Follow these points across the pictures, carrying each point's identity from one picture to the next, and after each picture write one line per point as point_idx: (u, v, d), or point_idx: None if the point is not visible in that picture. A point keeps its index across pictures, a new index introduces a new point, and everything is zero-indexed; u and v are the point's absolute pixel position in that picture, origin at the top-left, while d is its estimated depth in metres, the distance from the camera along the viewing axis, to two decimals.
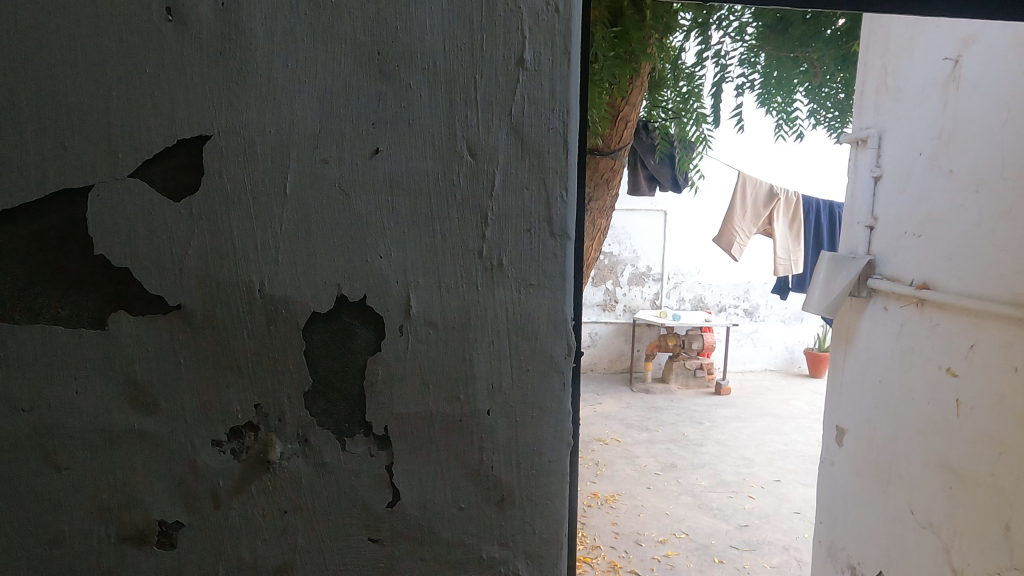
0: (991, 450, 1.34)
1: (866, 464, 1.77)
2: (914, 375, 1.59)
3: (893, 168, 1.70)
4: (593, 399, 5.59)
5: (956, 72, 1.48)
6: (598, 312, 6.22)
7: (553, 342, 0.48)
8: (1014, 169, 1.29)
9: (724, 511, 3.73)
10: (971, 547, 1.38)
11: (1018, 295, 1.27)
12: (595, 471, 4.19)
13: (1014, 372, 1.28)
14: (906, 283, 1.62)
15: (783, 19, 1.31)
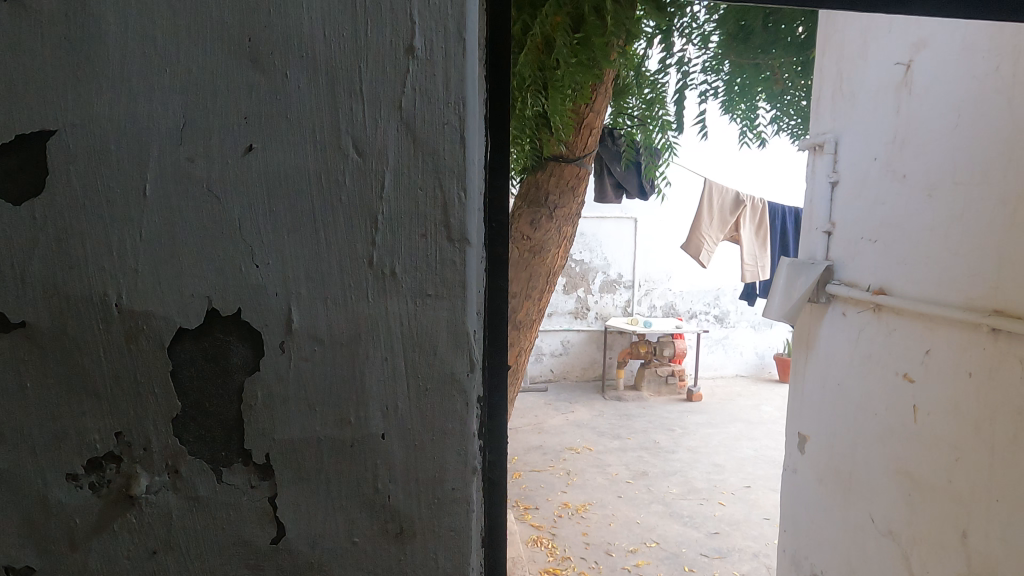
0: (947, 456, 1.33)
1: (827, 471, 1.76)
2: (873, 381, 1.58)
3: (849, 173, 1.70)
4: (565, 407, 5.56)
5: (908, 77, 1.47)
6: (569, 320, 6.19)
7: (454, 358, 0.43)
8: (967, 174, 1.28)
9: (694, 519, 3.72)
10: (929, 555, 1.36)
11: (972, 299, 1.27)
12: (566, 481, 4.15)
13: (970, 378, 1.27)
14: (863, 289, 1.61)
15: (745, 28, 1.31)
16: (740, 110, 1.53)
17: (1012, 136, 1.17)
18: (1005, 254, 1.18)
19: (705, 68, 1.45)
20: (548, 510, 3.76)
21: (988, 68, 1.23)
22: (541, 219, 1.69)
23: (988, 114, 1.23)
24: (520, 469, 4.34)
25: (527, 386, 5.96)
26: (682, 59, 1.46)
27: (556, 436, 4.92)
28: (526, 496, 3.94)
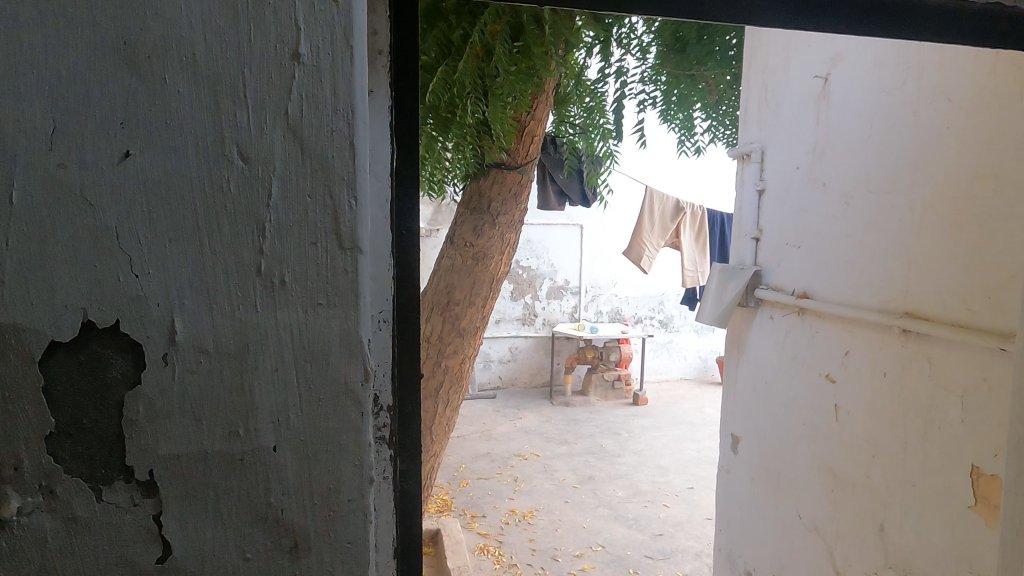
0: (866, 453, 1.38)
1: (758, 470, 1.81)
2: (798, 382, 1.64)
3: (774, 181, 1.76)
4: (513, 414, 5.57)
5: (826, 90, 1.54)
6: (517, 326, 6.21)
7: (348, 367, 0.43)
8: (879, 182, 1.35)
9: (639, 521, 3.78)
10: (851, 548, 1.42)
11: (885, 302, 1.33)
12: (514, 487, 4.15)
13: (884, 377, 1.33)
14: (788, 293, 1.67)
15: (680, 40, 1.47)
16: (679, 119, 1.68)
17: (918, 147, 1.24)
18: (913, 259, 1.25)
19: (643, 78, 1.60)
20: (495, 518, 3.75)
21: (897, 82, 1.30)
22: (484, 225, 2.10)
23: (898, 126, 1.29)
24: (468, 477, 4.32)
25: (475, 393, 5.94)
26: (621, 70, 1.61)
27: (504, 443, 4.92)
28: (473, 504, 3.92)
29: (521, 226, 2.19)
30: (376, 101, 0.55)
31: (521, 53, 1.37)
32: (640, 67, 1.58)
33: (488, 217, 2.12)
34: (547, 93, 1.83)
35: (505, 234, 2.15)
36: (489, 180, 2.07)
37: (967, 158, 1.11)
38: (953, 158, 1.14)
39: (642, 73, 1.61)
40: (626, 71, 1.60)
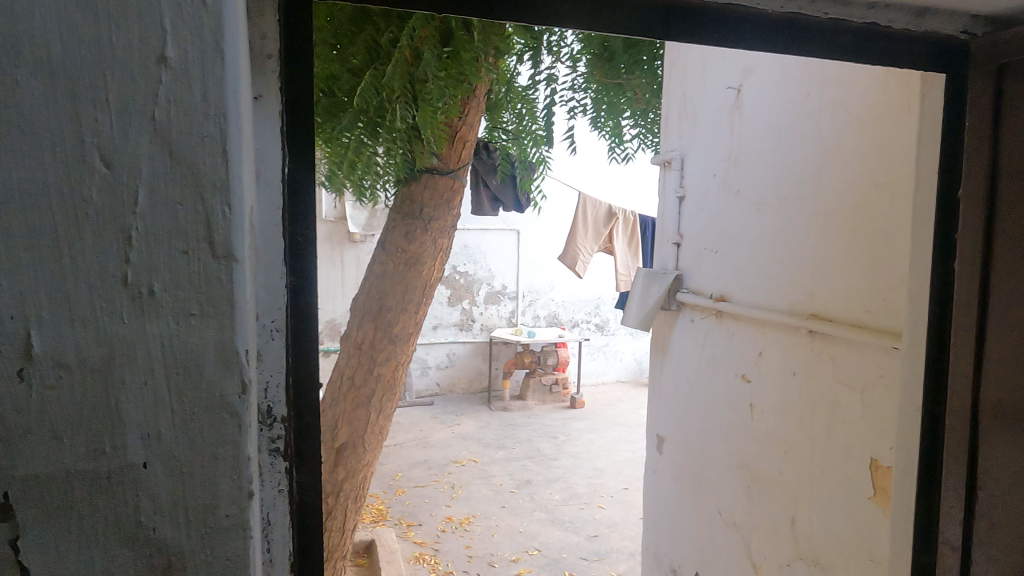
0: (778, 449, 1.44)
1: (681, 468, 1.86)
2: (717, 382, 1.69)
3: (693, 188, 1.82)
4: (451, 420, 5.53)
5: (739, 100, 1.60)
6: (455, 332, 6.18)
7: (224, 379, 0.42)
8: (787, 190, 1.41)
9: (575, 523, 3.81)
10: (765, 542, 1.47)
11: (794, 304, 1.39)
12: (450, 495, 4.12)
13: (794, 376, 1.39)
14: (706, 296, 1.73)
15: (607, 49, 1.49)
16: (609, 125, 1.68)
17: (821, 156, 1.30)
18: (818, 263, 1.31)
19: (574, 86, 1.63)
20: (431, 526, 3.71)
21: (801, 95, 1.36)
22: (416, 231, 2.09)
23: (803, 136, 1.36)
24: (404, 486, 4.26)
25: (413, 400, 5.87)
26: (552, 76, 1.63)
27: (442, 449, 4.88)
28: (409, 513, 3.87)
29: (454, 232, 2.18)
30: (265, 105, 0.54)
31: (451, 59, 1.36)
32: (570, 74, 1.62)
33: (420, 222, 2.10)
34: (479, 98, 1.86)
35: (438, 239, 2.14)
36: (421, 186, 2.06)
37: (863, 167, 1.17)
38: (850, 168, 1.21)
39: (573, 81, 1.63)
40: (557, 77, 1.62)
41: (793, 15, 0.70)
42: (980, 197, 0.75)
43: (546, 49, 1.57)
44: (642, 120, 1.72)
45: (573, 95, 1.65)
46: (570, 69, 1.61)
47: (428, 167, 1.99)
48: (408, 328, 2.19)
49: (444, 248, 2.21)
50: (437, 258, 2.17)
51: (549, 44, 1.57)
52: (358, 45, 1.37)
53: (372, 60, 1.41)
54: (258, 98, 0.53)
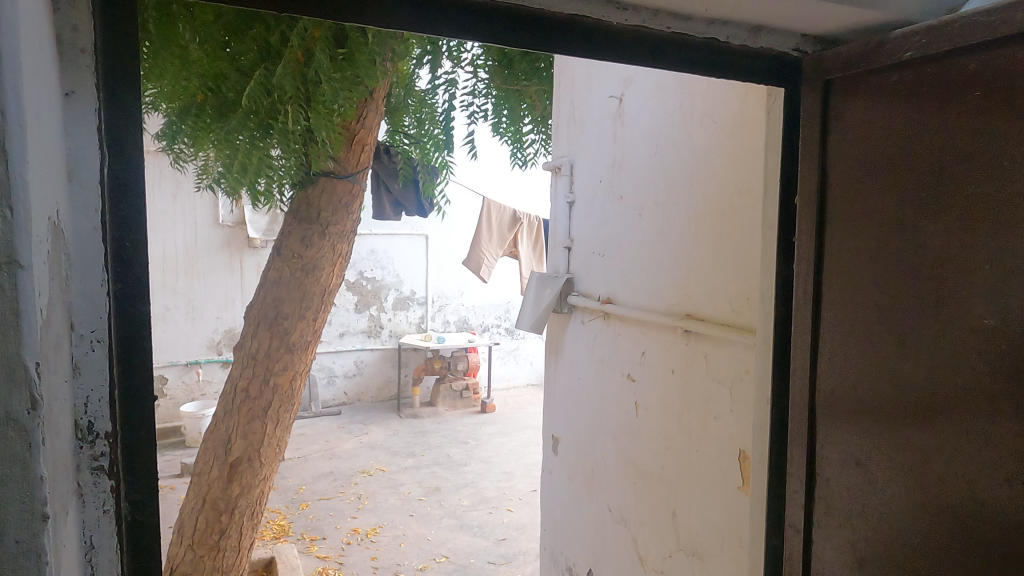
0: (660, 444, 1.50)
1: (575, 468, 1.90)
2: (605, 382, 1.74)
3: (581, 193, 1.86)
4: (358, 429, 5.41)
5: (620, 109, 1.66)
6: (363, 339, 6.02)
7: (9, 395, 0.39)
8: (664, 196, 1.47)
9: (484, 528, 3.82)
10: (651, 535, 1.52)
11: (671, 305, 1.45)
12: (356, 506, 4.02)
13: (672, 375, 1.45)
14: (595, 298, 1.78)
15: (506, 56, 1.52)
16: (510, 133, 1.70)
17: (693, 163, 1.36)
18: (692, 266, 1.37)
19: (474, 92, 1.61)
20: (336, 539, 3.61)
21: (675, 105, 1.43)
22: (312, 236, 2.02)
23: (677, 145, 1.42)
24: (308, 499, 4.11)
25: (319, 410, 5.69)
26: (451, 80, 1.59)
27: (348, 460, 4.76)
28: (312, 527, 3.74)
29: (354, 237, 2.13)
30: (78, 101, 0.51)
31: (347, 60, 1.33)
32: (471, 80, 1.60)
33: (316, 227, 2.03)
34: (376, 102, 1.82)
35: (336, 245, 2.08)
36: (318, 190, 1.98)
37: (729, 174, 1.23)
38: (717, 175, 1.27)
39: (473, 87, 1.61)
40: (457, 82, 1.59)
41: (638, 28, 0.73)
42: (811, 203, 0.82)
43: (446, 54, 1.54)
44: (542, 129, 1.77)
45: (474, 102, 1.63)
46: (470, 74, 1.60)
47: (325, 173, 1.93)
48: (307, 337, 2.12)
49: (343, 252, 2.14)
50: (335, 264, 2.10)
51: (449, 49, 1.55)
52: (246, 42, 1.31)
53: (264, 58, 1.35)
54: (71, 95, 0.50)
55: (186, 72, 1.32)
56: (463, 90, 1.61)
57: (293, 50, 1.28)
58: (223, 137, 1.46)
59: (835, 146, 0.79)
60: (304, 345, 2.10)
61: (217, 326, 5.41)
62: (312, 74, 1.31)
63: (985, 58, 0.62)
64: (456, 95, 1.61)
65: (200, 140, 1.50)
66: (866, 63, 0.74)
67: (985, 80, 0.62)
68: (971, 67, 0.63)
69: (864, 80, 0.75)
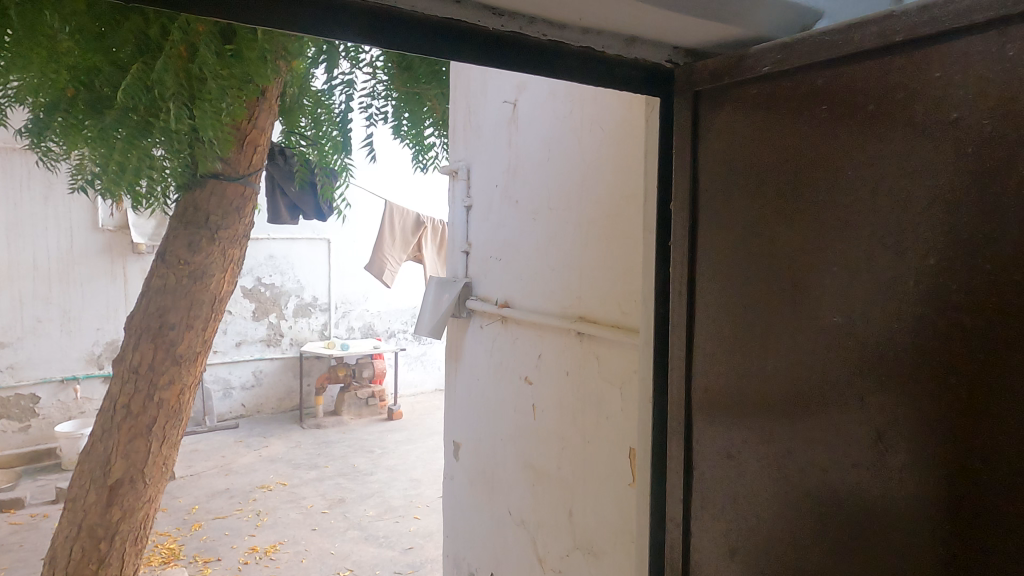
0: (557, 445, 1.52)
1: (475, 473, 1.90)
2: (504, 385, 1.75)
3: (478, 198, 1.87)
4: (257, 443, 5.17)
5: (515, 114, 1.67)
6: (261, 348, 5.75)
7: None
8: (557, 201, 1.49)
9: (390, 538, 3.74)
10: (549, 536, 1.54)
11: (565, 308, 1.47)
12: (255, 523, 3.83)
13: (567, 376, 1.48)
14: (492, 302, 1.78)
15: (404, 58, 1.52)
16: (410, 134, 1.70)
17: (584, 169, 1.39)
18: (584, 269, 1.40)
19: (373, 93, 1.60)
20: (232, 559, 3.42)
21: (566, 111, 1.45)
22: (201, 242, 1.90)
23: (568, 150, 1.45)
24: (201, 519, 3.88)
25: (214, 424, 5.39)
26: (349, 80, 1.57)
27: (246, 475, 4.54)
28: (206, 549, 3.53)
29: (245, 242, 2.02)
30: None
31: (235, 58, 1.28)
32: (370, 81, 1.58)
33: (205, 232, 1.91)
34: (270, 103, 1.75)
35: (227, 250, 1.97)
36: (206, 193, 1.87)
37: (617, 179, 1.27)
38: (606, 180, 1.31)
39: (372, 89, 1.60)
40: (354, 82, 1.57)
41: (514, 34, 0.73)
42: (684, 208, 0.85)
43: (344, 55, 1.52)
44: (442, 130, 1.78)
45: (373, 103, 1.61)
46: (368, 75, 1.58)
47: (214, 175, 1.84)
48: (196, 349, 2.00)
49: (236, 258, 2.03)
50: (227, 270, 1.99)
51: (346, 50, 1.53)
52: (121, 34, 1.22)
53: (142, 53, 1.28)
54: None
55: (57, 64, 1.18)
56: (361, 91, 1.60)
57: (177, 46, 1.23)
58: (99, 134, 1.34)
59: (704, 153, 0.82)
60: (192, 357, 1.98)
61: (97, 338, 5.02)
62: (197, 71, 1.26)
63: (831, 74, 0.67)
64: (354, 96, 1.60)
65: (71, 137, 1.35)
66: (730, 75, 0.77)
67: (832, 94, 0.67)
68: (820, 81, 0.68)
69: (728, 91, 0.79)
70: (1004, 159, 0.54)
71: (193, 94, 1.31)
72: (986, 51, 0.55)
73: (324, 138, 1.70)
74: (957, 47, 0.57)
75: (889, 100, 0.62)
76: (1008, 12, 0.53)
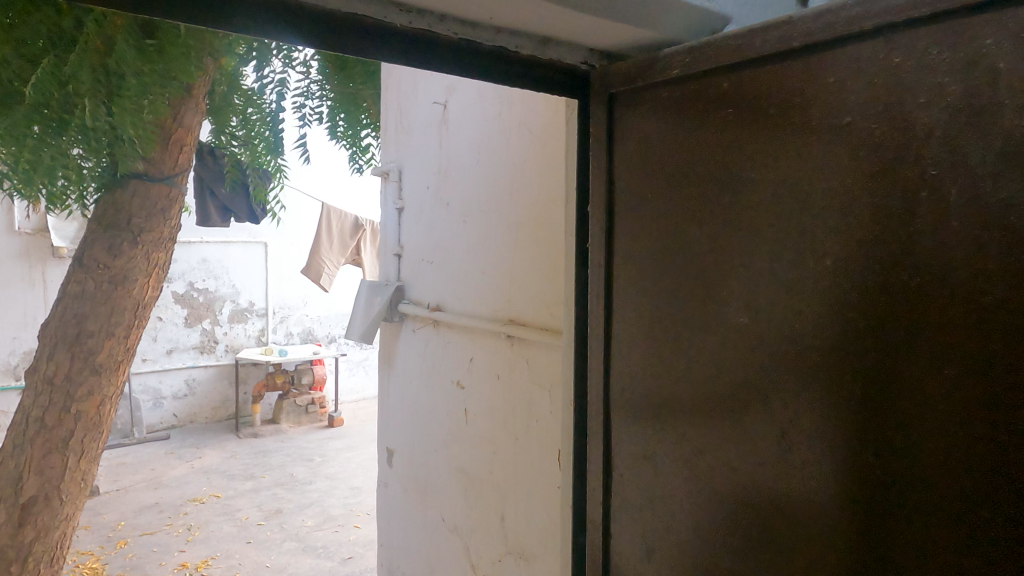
0: (489, 449, 1.51)
1: (409, 479, 1.87)
2: (436, 390, 1.73)
3: (409, 200, 1.84)
4: (189, 454, 4.97)
5: (445, 115, 1.65)
6: (194, 356, 5.54)
7: None
8: (487, 203, 1.48)
9: (329, 548, 3.65)
10: (482, 542, 1.52)
11: (495, 311, 1.46)
12: (185, 538, 3.67)
13: (498, 380, 1.47)
14: (424, 306, 1.76)
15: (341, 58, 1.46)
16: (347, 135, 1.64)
17: (512, 171, 1.38)
18: (513, 272, 1.39)
19: (308, 93, 1.53)
20: None
21: (495, 113, 1.44)
22: (122, 245, 1.80)
23: (497, 152, 1.44)
24: (127, 536, 3.69)
25: (144, 436, 5.15)
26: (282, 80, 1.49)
27: (177, 488, 4.36)
28: (132, 567, 3.36)
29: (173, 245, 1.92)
30: None
31: (157, 52, 1.19)
32: (304, 80, 1.52)
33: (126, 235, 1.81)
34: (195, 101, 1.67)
35: (150, 254, 1.87)
36: (128, 194, 1.77)
37: (543, 181, 1.27)
38: (533, 182, 1.30)
39: (306, 89, 1.53)
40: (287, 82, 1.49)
41: (424, 31, 0.72)
42: (601, 210, 0.85)
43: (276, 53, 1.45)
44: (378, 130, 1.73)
45: (307, 103, 1.54)
46: (303, 74, 1.51)
47: (135, 175, 1.74)
48: (117, 358, 1.90)
49: (160, 261, 1.94)
50: (151, 275, 1.90)
51: (279, 48, 1.45)
52: (31, 23, 1.11)
53: (54, 45, 1.15)
54: None
55: None
56: (295, 91, 1.52)
57: (94, 39, 1.13)
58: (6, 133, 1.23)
59: (618, 155, 0.83)
60: (113, 367, 1.89)
61: (13, 348, 4.73)
62: (117, 67, 1.16)
63: (736, 78, 0.68)
64: (286, 96, 1.52)
65: None
66: (643, 78, 0.78)
67: (735, 98, 0.68)
68: (725, 85, 0.69)
69: (641, 94, 0.79)
70: (892, 162, 0.56)
71: (111, 89, 1.21)
72: (875, 58, 0.56)
73: (255, 139, 1.60)
74: (849, 54, 0.58)
75: (789, 104, 0.63)
76: (894, 19, 0.55)
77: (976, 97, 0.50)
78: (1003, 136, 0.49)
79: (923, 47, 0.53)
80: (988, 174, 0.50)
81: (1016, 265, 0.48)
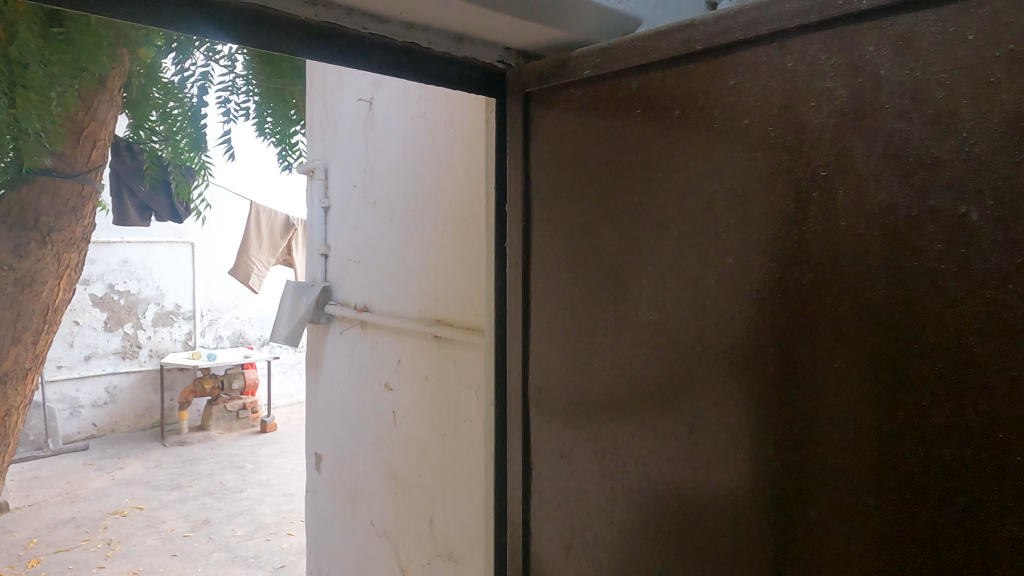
0: (417, 452, 1.49)
1: (337, 484, 1.83)
2: (365, 392, 1.69)
3: (336, 198, 1.80)
4: (110, 465, 4.73)
5: (371, 112, 1.62)
6: (115, 362, 5.30)
7: None
8: (413, 202, 1.46)
9: (260, 558, 3.54)
10: (411, 545, 1.50)
11: (423, 312, 1.45)
12: (105, 553, 3.49)
13: (426, 381, 1.45)
14: (351, 307, 1.73)
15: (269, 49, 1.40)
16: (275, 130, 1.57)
17: (438, 170, 1.37)
18: (440, 272, 1.38)
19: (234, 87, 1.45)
20: None
21: (420, 111, 1.42)
22: (30, 247, 1.65)
23: (422, 151, 1.42)
24: (39, 554, 3.47)
25: (59, 447, 4.86)
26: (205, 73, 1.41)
27: (96, 501, 4.13)
28: None
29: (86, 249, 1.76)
30: None
31: (65, 41, 1.12)
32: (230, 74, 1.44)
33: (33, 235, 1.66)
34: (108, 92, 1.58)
35: (61, 254, 1.74)
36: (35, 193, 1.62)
37: (468, 180, 1.26)
38: (459, 182, 1.29)
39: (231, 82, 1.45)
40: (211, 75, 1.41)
41: (331, 25, 0.70)
42: (517, 209, 0.85)
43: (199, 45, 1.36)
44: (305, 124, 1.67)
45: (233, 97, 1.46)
46: (228, 67, 1.43)
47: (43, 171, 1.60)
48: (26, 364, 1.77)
49: (71, 261, 1.80)
50: (62, 277, 1.76)
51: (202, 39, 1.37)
52: None
53: None
54: None
55: None
56: (218, 85, 1.45)
57: None
58: None
59: (535, 154, 0.82)
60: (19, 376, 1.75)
61: None
62: (18, 56, 1.07)
63: (643, 79, 0.68)
64: (209, 90, 1.45)
65: None
66: (556, 77, 0.78)
67: (644, 99, 0.69)
68: (634, 86, 0.69)
69: (555, 93, 0.79)
70: (786, 163, 0.57)
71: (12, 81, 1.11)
72: (771, 61, 0.58)
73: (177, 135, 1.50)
74: (747, 57, 0.60)
75: (692, 105, 0.64)
76: (786, 25, 0.56)
77: (861, 101, 0.52)
78: (885, 138, 0.51)
79: (814, 53, 0.55)
80: (872, 175, 0.52)
81: (896, 262, 0.51)
